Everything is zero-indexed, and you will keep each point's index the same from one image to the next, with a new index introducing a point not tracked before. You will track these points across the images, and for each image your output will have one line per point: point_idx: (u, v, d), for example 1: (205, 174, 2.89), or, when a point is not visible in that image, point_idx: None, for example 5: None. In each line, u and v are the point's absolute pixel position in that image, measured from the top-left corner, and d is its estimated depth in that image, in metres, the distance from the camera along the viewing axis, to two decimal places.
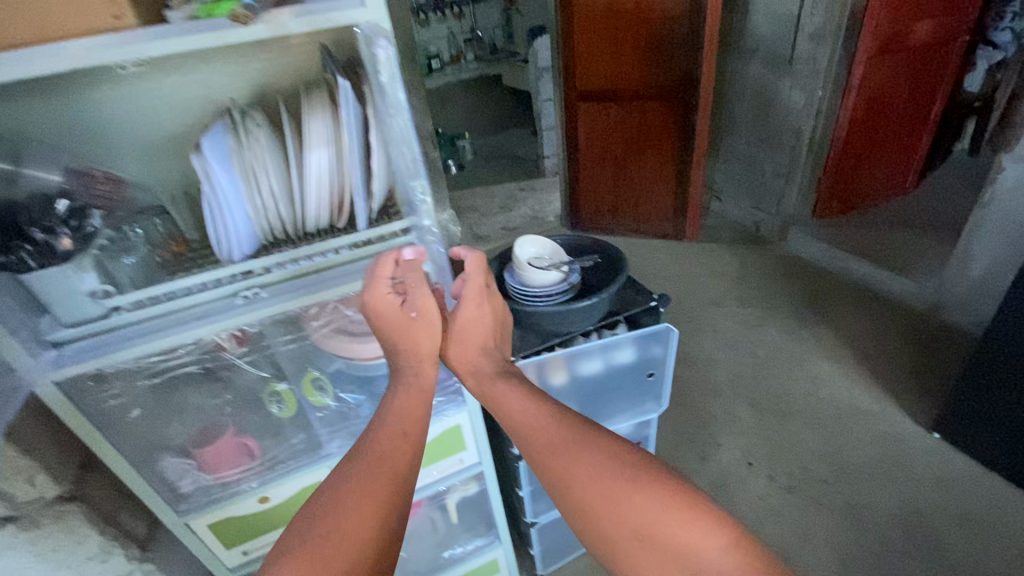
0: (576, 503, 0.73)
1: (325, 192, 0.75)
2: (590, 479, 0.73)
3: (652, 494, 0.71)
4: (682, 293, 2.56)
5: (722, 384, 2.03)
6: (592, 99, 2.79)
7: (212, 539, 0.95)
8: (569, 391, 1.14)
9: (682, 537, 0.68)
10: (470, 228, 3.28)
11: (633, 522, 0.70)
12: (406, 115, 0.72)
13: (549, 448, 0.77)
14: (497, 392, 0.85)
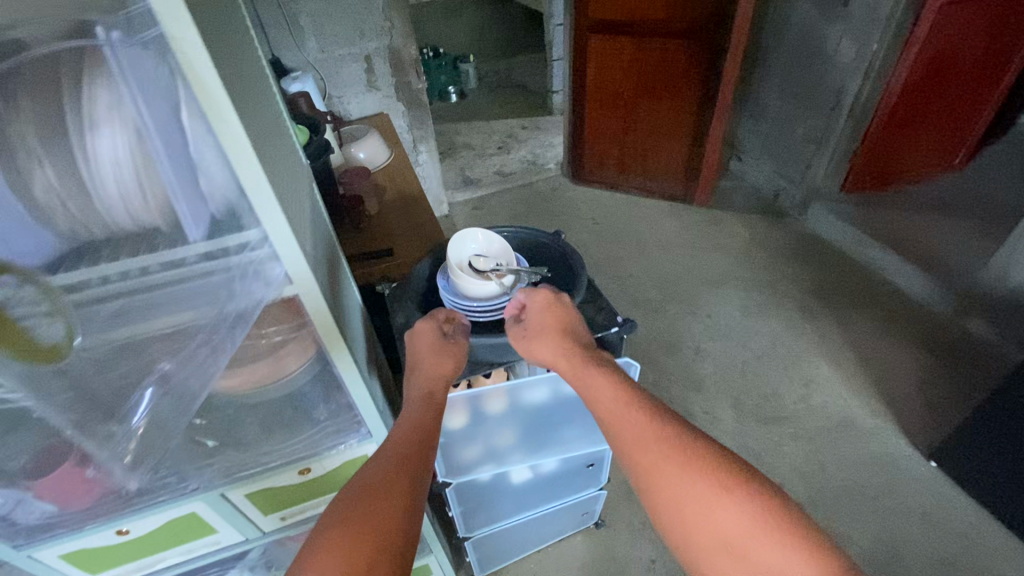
0: (664, 504, 0.66)
1: (132, 185, 0.52)
2: (676, 478, 0.66)
3: (745, 508, 0.63)
4: (681, 268, 2.34)
5: (707, 379, 1.87)
6: (605, 32, 2.40)
7: (70, 568, 0.82)
8: (508, 419, 0.95)
9: (775, 561, 0.60)
10: (461, 170, 3.00)
11: (725, 534, 0.62)
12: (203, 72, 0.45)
13: (636, 439, 0.71)
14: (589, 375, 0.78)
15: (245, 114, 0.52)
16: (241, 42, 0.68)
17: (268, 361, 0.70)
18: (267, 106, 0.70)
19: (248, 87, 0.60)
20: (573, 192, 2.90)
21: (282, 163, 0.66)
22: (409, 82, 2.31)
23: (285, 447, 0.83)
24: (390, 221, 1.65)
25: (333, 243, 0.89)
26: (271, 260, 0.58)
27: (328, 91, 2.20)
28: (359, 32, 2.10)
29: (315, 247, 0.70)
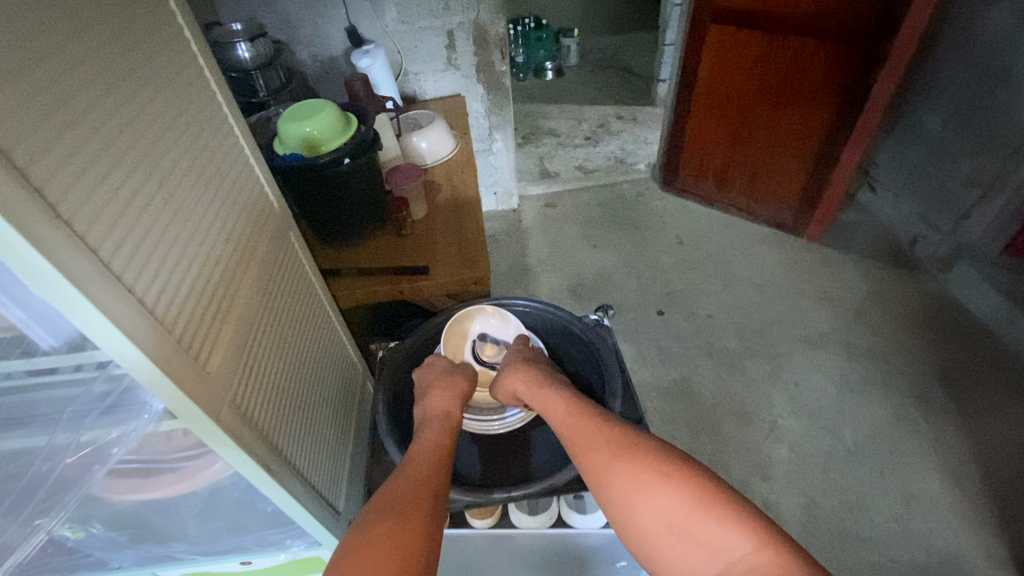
0: (621, 501, 0.73)
1: None
2: (625, 474, 0.74)
3: (679, 488, 0.70)
4: (773, 316, 1.99)
5: (777, 466, 1.59)
6: (731, 23, 2.00)
7: None
8: (504, 547, 0.94)
9: (713, 535, 0.66)
10: (540, 159, 2.76)
11: (671, 517, 0.69)
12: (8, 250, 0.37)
13: (590, 446, 0.80)
14: (548, 400, 0.90)
15: (83, 232, 0.44)
16: (134, 109, 0.55)
17: (171, 481, 0.59)
18: (175, 184, 0.59)
19: (119, 179, 0.50)
20: (660, 200, 2.57)
21: (182, 254, 0.57)
22: (492, 63, 2.08)
23: (202, 547, 0.70)
24: (436, 227, 1.49)
25: (293, 310, 0.82)
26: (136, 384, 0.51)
27: (404, 66, 2.03)
28: (442, 4, 1.88)
29: (232, 339, 0.63)
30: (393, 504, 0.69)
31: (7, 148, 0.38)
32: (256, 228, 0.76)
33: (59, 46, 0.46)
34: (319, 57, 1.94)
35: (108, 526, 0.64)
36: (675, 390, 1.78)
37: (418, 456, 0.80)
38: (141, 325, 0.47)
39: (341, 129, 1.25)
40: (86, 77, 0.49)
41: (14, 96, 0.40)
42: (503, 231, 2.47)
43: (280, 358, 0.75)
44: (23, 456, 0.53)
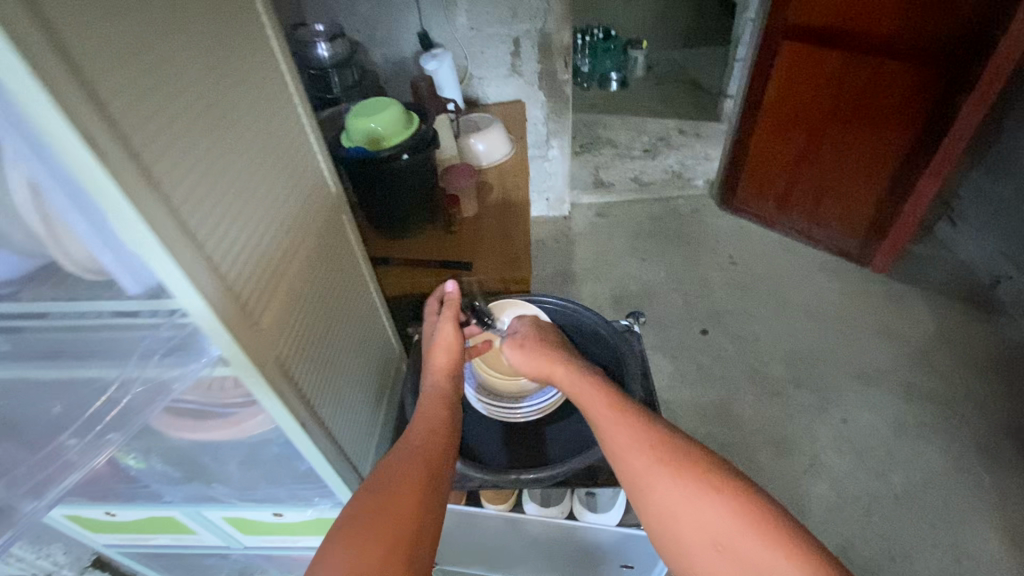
0: (659, 509, 0.74)
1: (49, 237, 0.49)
2: (671, 485, 0.74)
3: (726, 505, 0.71)
4: (826, 345, 1.90)
5: (813, 501, 1.52)
6: (804, 39, 1.94)
7: (74, 525, 0.85)
8: (510, 534, 0.97)
9: (756, 555, 0.68)
10: (596, 169, 2.77)
11: (717, 533, 0.70)
12: (116, 206, 0.45)
13: (631, 448, 0.79)
14: (585, 391, 0.89)
15: (171, 199, 0.51)
16: (221, 97, 0.63)
17: (217, 424, 0.65)
18: (249, 164, 0.67)
19: (201, 152, 0.57)
20: (716, 218, 2.51)
21: (248, 224, 0.64)
22: (555, 71, 2.13)
23: (242, 491, 0.77)
24: (484, 227, 1.55)
25: (340, 285, 0.89)
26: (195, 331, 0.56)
27: (469, 71, 2.10)
28: (511, 13, 1.95)
29: (283, 304, 0.69)
30: (400, 489, 0.71)
31: (117, 121, 0.46)
32: (313, 209, 0.83)
33: (167, 37, 0.54)
34: (390, 58, 2.05)
35: (164, 462, 0.71)
36: (712, 412, 1.74)
37: (417, 430, 0.83)
38: (208, 279, 0.54)
39: (403, 127, 1.33)
40: (186, 65, 0.57)
41: (127, 80, 0.48)
42: (551, 237, 2.49)
43: (322, 329, 0.81)
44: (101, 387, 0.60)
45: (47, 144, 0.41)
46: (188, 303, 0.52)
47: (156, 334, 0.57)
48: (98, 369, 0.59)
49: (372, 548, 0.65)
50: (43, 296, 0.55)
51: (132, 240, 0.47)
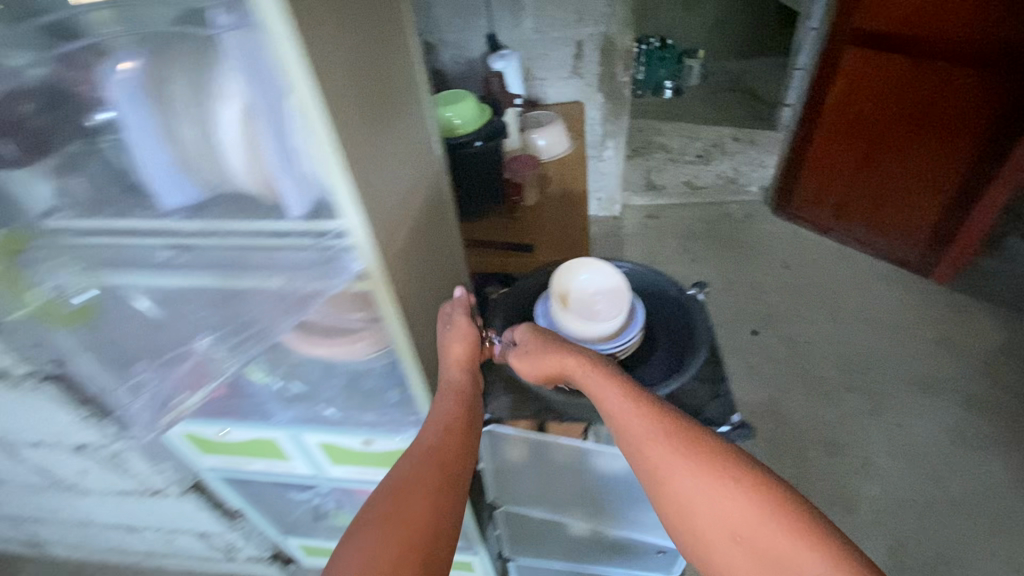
0: (676, 508, 0.60)
1: (235, 158, 0.55)
2: (692, 481, 0.59)
3: (755, 501, 0.57)
4: (881, 351, 1.88)
5: (865, 502, 1.51)
6: (872, 45, 1.94)
7: (187, 443, 0.97)
8: (578, 474, 0.85)
9: (794, 564, 0.54)
10: (648, 172, 2.80)
11: (740, 530, 0.56)
12: (312, 133, 0.50)
13: (645, 442, 0.62)
14: (591, 376, 0.68)
15: (353, 133, 0.57)
16: (388, 53, 0.69)
17: (339, 341, 0.72)
18: (402, 116, 0.73)
19: (373, 101, 0.63)
20: (770, 224, 2.51)
21: (395, 170, 0.70)
22: (616, 74, 2.21)
23: (350, 415, 0.87)
24: (545, 214, 1.63)
25: (448, 242, 0.94)
26: (349, 248, 0.59)
27: (532, 72, 2.20)
28: (577, 16, 2.05)
29: (409, 249, 0.75)
30: (405, 488, 0.62)
31: (327, 59, 0.51)
32: (440, 170, 0.89)
33: (364, 10, 0.62)
34: (458, 58, 2.17)
35: (288, 378, 0.82)
36: (761, 409, 1.74)
37: (432, 429, 0.68)
38: (371, 215, 0.59)
39: (476, 115, 1.46)
40: (369, 21, 0.64)
41: (335, 27, 0.54)
42: (601, 235, 2.55)
43: (431, 284, 0.86)
44: (254, 303, 0.68)
45: (276, 76, 0.48)
46: (348, 230, 0.57)
47: (304, 254, 0.61)
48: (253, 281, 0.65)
49: (373, 550, 0.57)
50: (213, 213, 0.61)
51: (319, 172, 0.53)
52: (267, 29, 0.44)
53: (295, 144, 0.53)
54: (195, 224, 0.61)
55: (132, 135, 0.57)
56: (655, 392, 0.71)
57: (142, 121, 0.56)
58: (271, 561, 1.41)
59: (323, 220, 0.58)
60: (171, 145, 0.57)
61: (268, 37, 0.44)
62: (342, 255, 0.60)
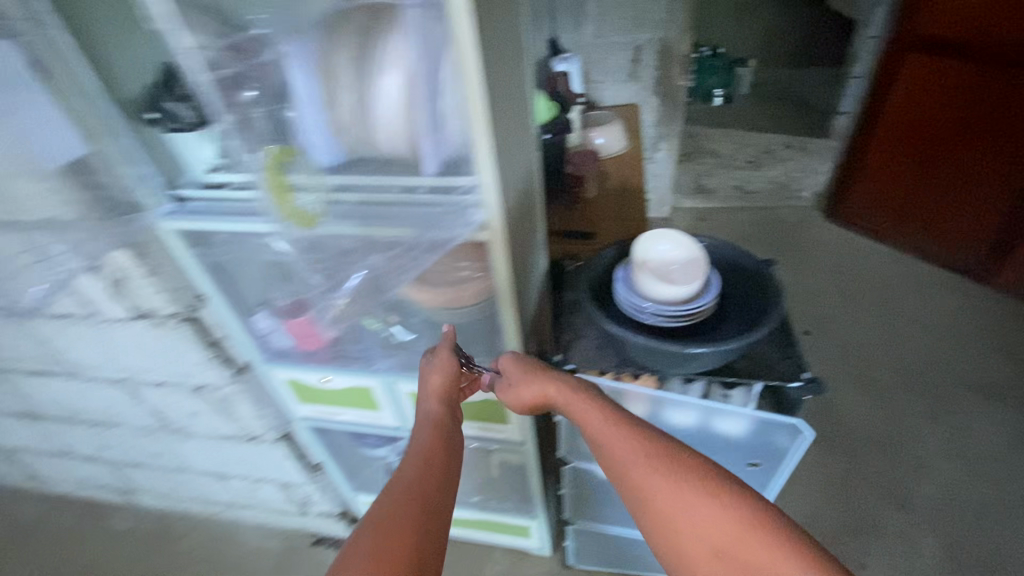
0: (658, 518, 0.63)
1: (387, 124, 0.65)
2: (668, 491, 0.62)
3: (730, 508, 0.60)
4: (937, 356, 1.87)
5: (920, 499, 1.51)
6: (935, 52, 1.94)
7: (289, 391, 1.08)
8: None
9: (770, 568, 0.56)
10: (697, 176, 2.84)
11: (717, 540, 0.59)
12: (471, 98, 0.58)
13: (624, 456, 0.67)
14: (573, 399, 0.75)
15: (497, 102, 0.65)
16: (519, 33, 0.77)
17: (450, 289, 0.82)
18: (521, 92, 0.81)
19: (508, 75, 0.71)
20: (821, 229, 2.51)
21: (515, 139, 0.78)
22: (672, 78, 2.27)
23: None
24: (603, 207, 1.71)
25: (538, 214, 1.02)
26: (478, 204, 0.68)
27: (590, 75, 2.28)
28: (637, 22, 2.13)
29: (515, 213, 0.83)
30: (397, 506, 0.63)
31: (488, 34, 0.59)
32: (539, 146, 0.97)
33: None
34: None
35: (392, 320, 0.96)
36: (812, 406, 1.75)
37: (417, 455, 0.71)
38: (500, 175, 0.68)
39: (546, 111, 1.61)
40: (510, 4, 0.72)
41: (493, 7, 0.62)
42: None
43: (528, 248, 0.94)
44: (391, 248, 0.76)
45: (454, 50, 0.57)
46: (483, 186, 0.66)
47: (438, 208, 0.70)
48: (392, 229, 0.72)
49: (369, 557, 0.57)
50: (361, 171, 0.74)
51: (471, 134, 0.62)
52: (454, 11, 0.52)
53: (456, 107, 0.62)
54: (351, 180, 0.73)
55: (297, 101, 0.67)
56: (734, 349, 0.78)
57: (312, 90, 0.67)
58: (339, 518, 1.51)
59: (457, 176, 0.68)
60: (330, 112, 0.68)
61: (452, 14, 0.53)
62: (470, 210, 0.69)
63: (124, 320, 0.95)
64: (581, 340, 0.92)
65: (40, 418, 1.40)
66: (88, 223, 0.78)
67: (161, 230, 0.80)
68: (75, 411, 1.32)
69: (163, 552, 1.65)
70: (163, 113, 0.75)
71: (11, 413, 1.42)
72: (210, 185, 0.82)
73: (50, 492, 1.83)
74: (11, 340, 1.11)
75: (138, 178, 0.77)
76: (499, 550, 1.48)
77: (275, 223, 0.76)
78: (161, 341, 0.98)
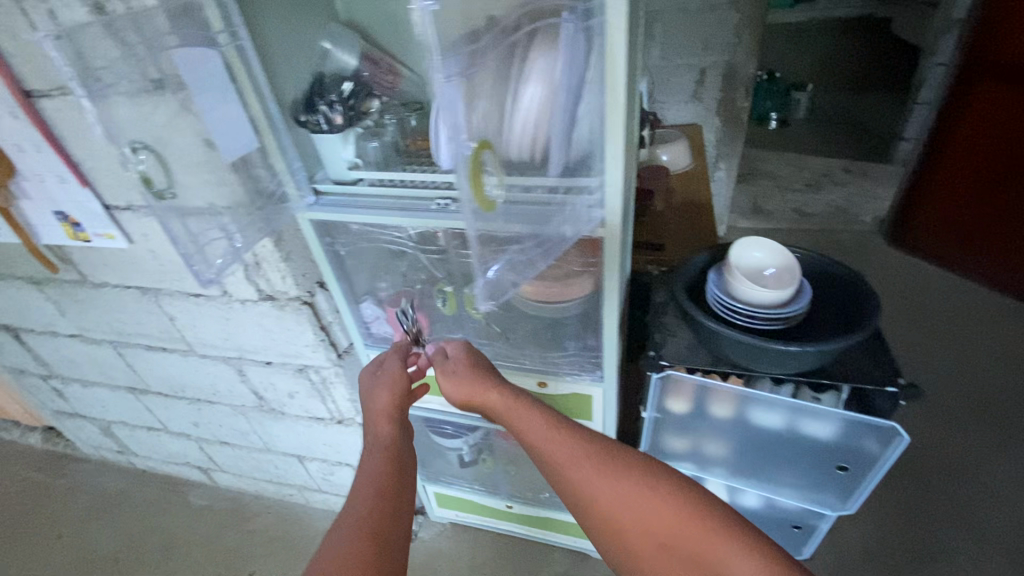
0: (603, 515, 0.72)
1: (526, 128, 0.69)
2: (612, 490, 0.72)
3: (667, 501, 0.70)
4: (1010, 387, 1.82)
5: (996, 531, 1.46)
6: (1010, 79, 1.95)
7: None
8: (727, 426, 1.00)
9: (706, 547, 0.67)
10: (754, 197, 2.85)
11: (659, 531, 0.69)
12: (613, 100, 0.64)
13: (568, 460, 0.76)
14: (516, 409, 0.81)
15: (628, 108, 0.71)
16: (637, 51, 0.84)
17: (558, 284, 0.89)
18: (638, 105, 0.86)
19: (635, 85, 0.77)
20: (883, 254, 2.47)
21: (632, 147, 0.83)
22: (735, 100, 2.31)
23: (542, 358, 1.03)
24: (671, 221, 1.76)
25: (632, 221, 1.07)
26: (605, 201, 0.74)
27: (654, 95, 2.35)
28: (703, 46, 2.19)
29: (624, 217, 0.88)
30: (359, 532, 0.68)
31: (629, 47, 0.66)
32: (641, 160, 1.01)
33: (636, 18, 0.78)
34: None
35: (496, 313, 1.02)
36: None
37: (371, 479, 0.75)
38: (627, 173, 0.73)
39: None
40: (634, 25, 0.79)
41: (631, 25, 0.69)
42: None
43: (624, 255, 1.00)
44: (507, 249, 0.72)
45: (599, 64, 0.65)
46: (613, 184, 0.72)
47: (573, 207, 0.74)
48: (528, 227, 0.71)
49: None
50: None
51: (603, 138, 0.69)
52: (611, 30, 0.60)
53: (589, 114, 0.69)
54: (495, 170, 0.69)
55: (444, 102, 0.60)
56: (834, 348, 0.81)
57: (451, 94, 0.61)
58: None
59: (588, 173, 0.73)
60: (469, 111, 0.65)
61: (610, 27, 0.60)
62: (598, 207, 0.75)
63: (254, 301, 1.05)
64: (671, 340, 0.96)
65: (144, 394, 1.52)
66: (240, 211, 0.85)
67: (299, 218, 0.91)
68: (180, 388, 1.43)
69: (238, 529, 1.75)
70: (313, 116, 0.84)
71: (119, 388, 1.55)
72: (347, 181, 0.92)
73: (136, 467, 1.97)
74: (140, 318, 1.23)
75: (291, 172, 0.87)
76: (559, 551, 1.51)
77: (407, 217, 0.85)
78: (280, 322, 1.08)
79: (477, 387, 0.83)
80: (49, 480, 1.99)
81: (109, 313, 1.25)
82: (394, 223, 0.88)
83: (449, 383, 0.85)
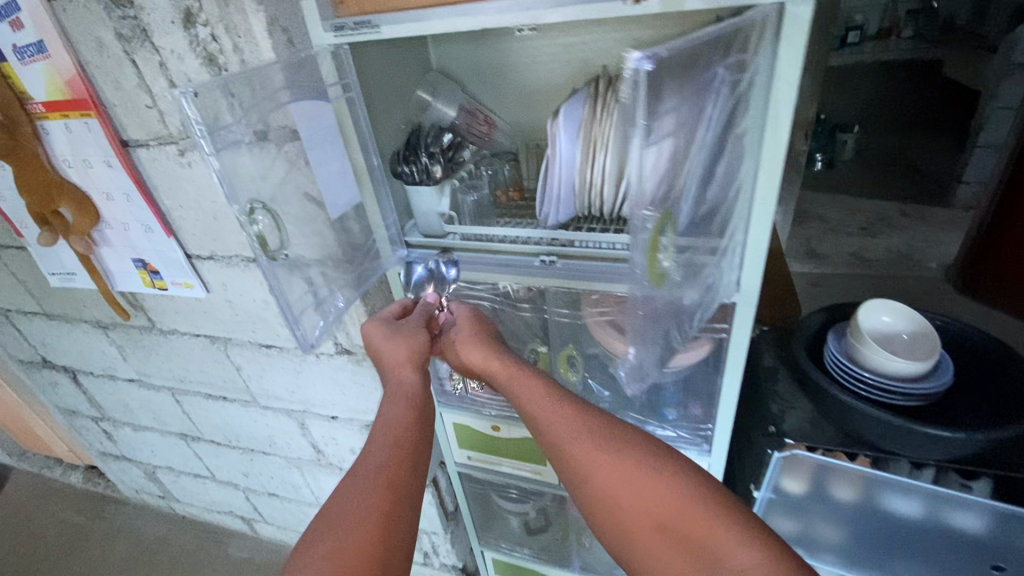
0: (599, 502, 0.57)
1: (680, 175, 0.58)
2: (610, 470, 0.57)
3: (670, 482, 0.54)
4: None
5: None
6: None
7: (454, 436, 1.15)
8: (850, 511, 0.89)
9: (712, 539, 0.51)
10: None
11: (657, 516, 0.54)
12: (770, 159, 0.57)
13: (568, 435, 0.60)
14: (521, 378, 0.66)
15: None
16: None
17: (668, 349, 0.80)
18: None
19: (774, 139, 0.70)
20: None
21: None
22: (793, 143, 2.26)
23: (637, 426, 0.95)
24: None
25: None
26: (744, 265, 0.67)
27: None
28: None
29: None
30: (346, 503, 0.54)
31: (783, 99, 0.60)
32: None
33: None
34: None
35: (592, 376, 0.94)
36: None
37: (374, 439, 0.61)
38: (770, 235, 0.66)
39: None
40: None
41: None
42: None
43: None
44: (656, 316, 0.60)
45: (751, 122, 0.59)
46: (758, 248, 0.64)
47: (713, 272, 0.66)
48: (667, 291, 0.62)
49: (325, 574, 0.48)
50: (587, 227, 0.78)
51: (748, 197, 0.62)
52: (774, 94, 0.54)
53: (729, 172, 0.63)
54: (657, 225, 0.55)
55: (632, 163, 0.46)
56: (997, 435, 0.71)
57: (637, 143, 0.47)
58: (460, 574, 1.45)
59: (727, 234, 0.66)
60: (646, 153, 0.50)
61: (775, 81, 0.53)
62: (737, 272, 0.68)
63: (331, 355, 1.01)
64: (790, 412, 0.88)
65: (196, 441, 1.48)
66: (332, 266, 0.80)
67: (391, 274, 0.87)
68: (235, 437, 1.38)
69: None
70: (407, 168, 0.80)
71: (171, 434, 1.51)
72: (431, 231, 0.85)
73: (175, 512, 1.90)
74: (205, 366, 1.19)
75: (386, 226, 0.83)
76: None
77: (509, 275, 0.79)
78: (356, 377, 1.03)
79: (486, 354, 0.68)
80: (90, 522, 1.94)
81: (174, 360, 1.22)
82: (493, 280, 0.82)
83: (455, 355, 0.72)
